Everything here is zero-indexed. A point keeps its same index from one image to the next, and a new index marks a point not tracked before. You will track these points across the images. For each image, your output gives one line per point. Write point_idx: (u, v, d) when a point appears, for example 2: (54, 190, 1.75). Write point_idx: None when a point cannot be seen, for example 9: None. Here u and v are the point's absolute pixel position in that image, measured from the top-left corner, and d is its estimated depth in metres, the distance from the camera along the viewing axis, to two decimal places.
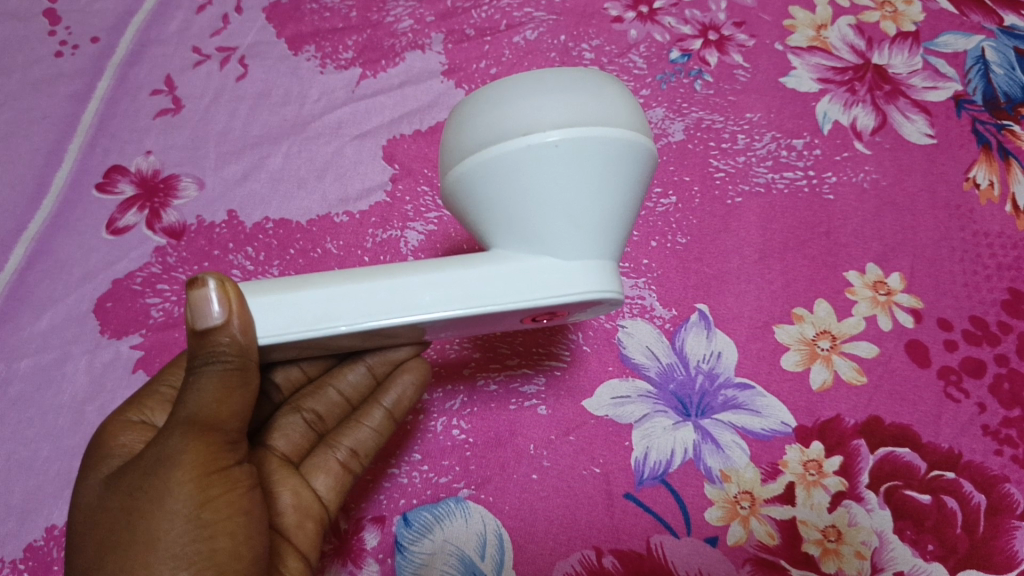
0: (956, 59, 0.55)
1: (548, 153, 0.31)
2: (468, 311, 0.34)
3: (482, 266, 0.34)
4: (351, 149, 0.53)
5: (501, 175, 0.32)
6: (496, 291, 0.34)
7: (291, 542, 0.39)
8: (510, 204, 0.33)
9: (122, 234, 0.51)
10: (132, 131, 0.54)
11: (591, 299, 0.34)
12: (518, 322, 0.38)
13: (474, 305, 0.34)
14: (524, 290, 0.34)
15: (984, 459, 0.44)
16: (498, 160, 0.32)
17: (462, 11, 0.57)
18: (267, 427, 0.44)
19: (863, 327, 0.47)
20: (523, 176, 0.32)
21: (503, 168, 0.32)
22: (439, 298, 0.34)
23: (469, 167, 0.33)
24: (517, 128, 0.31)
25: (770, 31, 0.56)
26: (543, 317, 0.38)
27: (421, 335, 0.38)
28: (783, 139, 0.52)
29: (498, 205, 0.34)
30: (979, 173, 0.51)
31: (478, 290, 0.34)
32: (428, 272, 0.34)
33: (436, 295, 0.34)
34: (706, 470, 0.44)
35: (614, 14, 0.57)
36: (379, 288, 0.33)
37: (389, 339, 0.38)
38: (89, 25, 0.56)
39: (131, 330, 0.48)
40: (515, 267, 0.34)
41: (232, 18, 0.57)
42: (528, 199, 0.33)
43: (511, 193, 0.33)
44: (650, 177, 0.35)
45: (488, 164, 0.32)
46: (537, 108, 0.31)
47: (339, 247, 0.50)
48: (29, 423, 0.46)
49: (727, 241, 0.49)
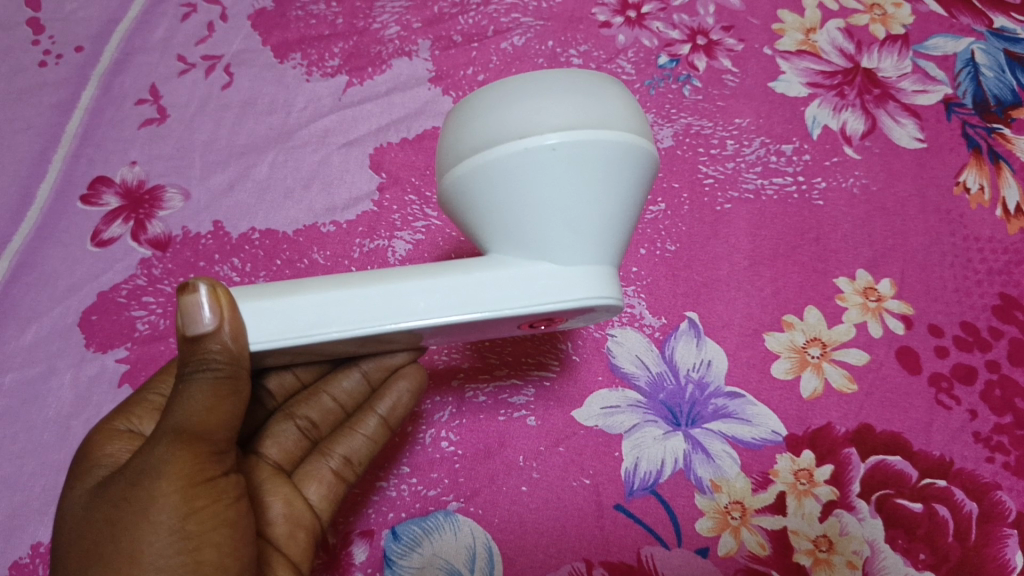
0: (946, 62, 0.55)
1: (543, 157, 0.31)
2: (462, 318, 0.33)
3: (477, 272, 0.34)
4: (338, 157, 0.53)
5: (496, 180, 0.32)
6: (491, 297, 0.33)
7: (282, 552, 0.39)
8: (506, 208, 0.33)
9: (106, 247, 0.50)
10: (116, 141, 0.54)
11: (589, 305, 0.34)
12: (515, 328, 0.38)
13: (469, 311, 0.33)
14: (520, 296, 0.33)
15: (976, 467, 0.43)
16: (493, 164, 0.31)
17: (449, 16, 0.56)
18: (259, 434, 0.44)
19: (854, 334, 0.47)
20: (518, 181, 0.31)
21: (498, 173, 0.31)
22: (434, 304, 0.33)
23: (464, 172, 0.32)
24: (513, 132, 0.31)
25: (759, 35, 0.56)
26: (540, 324, 0.37)
27: (416, 342, 0.38)
28: (772, 144, 0.52)
29: (493, 210, 0.33)
30: (969, 177, 0.51)
31: (472, 297, 0.33)
32: (422, 278, 0.34)
33: (432, 300, 0.33)
34: (695, 480, 0.44)
35: (602, 19, 0.56)
36: (374, 294, 0.33)
37: (383, 346, 0.38)
38: (73, 34, 0.56)
39: (117, 343, 0.48)
40: (512, 272, 0.34)
41: (217, 26, 0.57)
42: (525, 203, 0.32)
43: (507, 197, 0.32)
44: (651, 182, 0.34)
45: (483, 169, 0.32)
46: (534, 110, 0.31)
47: (326, 257, 0.50)
48: (13, 438, 0.46)
49: (717, 247, 0.49)
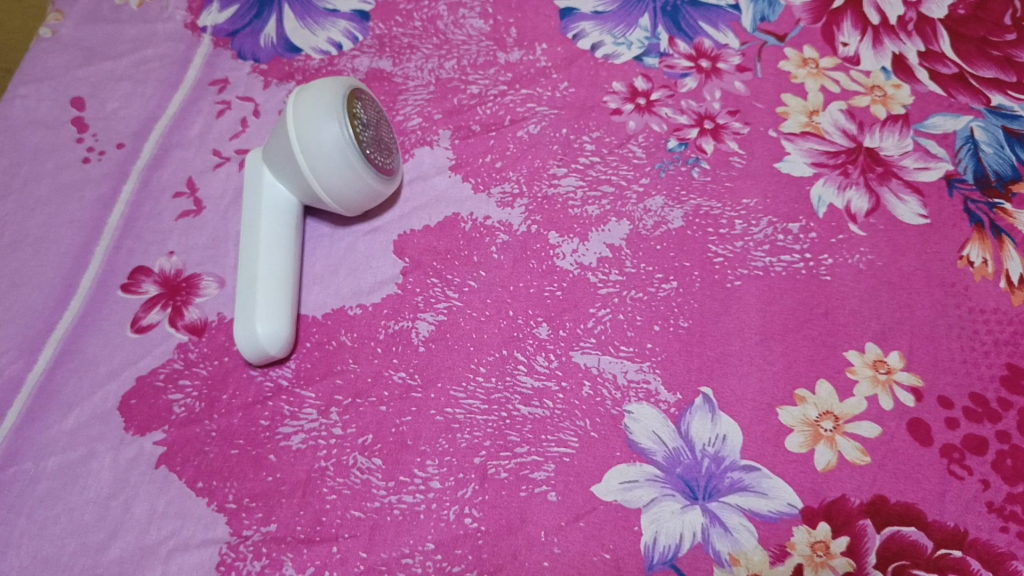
0: (946, 140, 0.57)
1: (337, 126, 0.50)
2: (340, 156, 0.50)
3: (346, 162, 0.51)
4: (364, 243, 0.55)
5: (326, 197, 0.53)
6: (308, 139, 0.50)
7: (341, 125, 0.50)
8: (321, 175, 0.51)
9: (145, 333, 0.53)
10: (156, 232, 0.57)
11: (355, 179, 0.51)
12: (342, 156, 0.50)
13: (343, 150, 0.50)
14: (329, 130, 0.50)
15: (990, 536, 0.44)
16: (314, 193, 0.53)
17: (468, 108, 0.60)
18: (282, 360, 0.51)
19: (865, 407, 0.48)
20: (332, 208, 0.54)
21: (313, 200, 0.54)
22: (313, 164, 0.51)
23: (262, 206, 0.53)
24: (295, 178, 0.52)
25: (763, 118, 0.58)
26: (365, 152, 0.51)
27: (345, 169, 0.51)
28: (779, 223, 0.54)
29: (318, 161, 0.51)
30: (972, 251, 0.52)
31: (334, 158, 0.50)
32: (330, 175, 0.51)
33: (282, 254, 0.52)
34: (714, 554, 0.45)
35: (613, 107, 0.59)
36: (263, 255, 0.52)
37: (334, 172, 0.51)
38: (115, 133, 0.60)
39: (154, 426, 0.50)
40: (354, 187, 0.52)
41: (250, 121, 0.61)
42: (334, 205, 0.54)
43: (321, 197, 0.53)
44: None
45: (293, 148, 0.51)
46: (272, 166, 0.53)
47: (353, 338, 0.52)
48: (55, 520, 0.47)
49: (728, 323, 0.51)
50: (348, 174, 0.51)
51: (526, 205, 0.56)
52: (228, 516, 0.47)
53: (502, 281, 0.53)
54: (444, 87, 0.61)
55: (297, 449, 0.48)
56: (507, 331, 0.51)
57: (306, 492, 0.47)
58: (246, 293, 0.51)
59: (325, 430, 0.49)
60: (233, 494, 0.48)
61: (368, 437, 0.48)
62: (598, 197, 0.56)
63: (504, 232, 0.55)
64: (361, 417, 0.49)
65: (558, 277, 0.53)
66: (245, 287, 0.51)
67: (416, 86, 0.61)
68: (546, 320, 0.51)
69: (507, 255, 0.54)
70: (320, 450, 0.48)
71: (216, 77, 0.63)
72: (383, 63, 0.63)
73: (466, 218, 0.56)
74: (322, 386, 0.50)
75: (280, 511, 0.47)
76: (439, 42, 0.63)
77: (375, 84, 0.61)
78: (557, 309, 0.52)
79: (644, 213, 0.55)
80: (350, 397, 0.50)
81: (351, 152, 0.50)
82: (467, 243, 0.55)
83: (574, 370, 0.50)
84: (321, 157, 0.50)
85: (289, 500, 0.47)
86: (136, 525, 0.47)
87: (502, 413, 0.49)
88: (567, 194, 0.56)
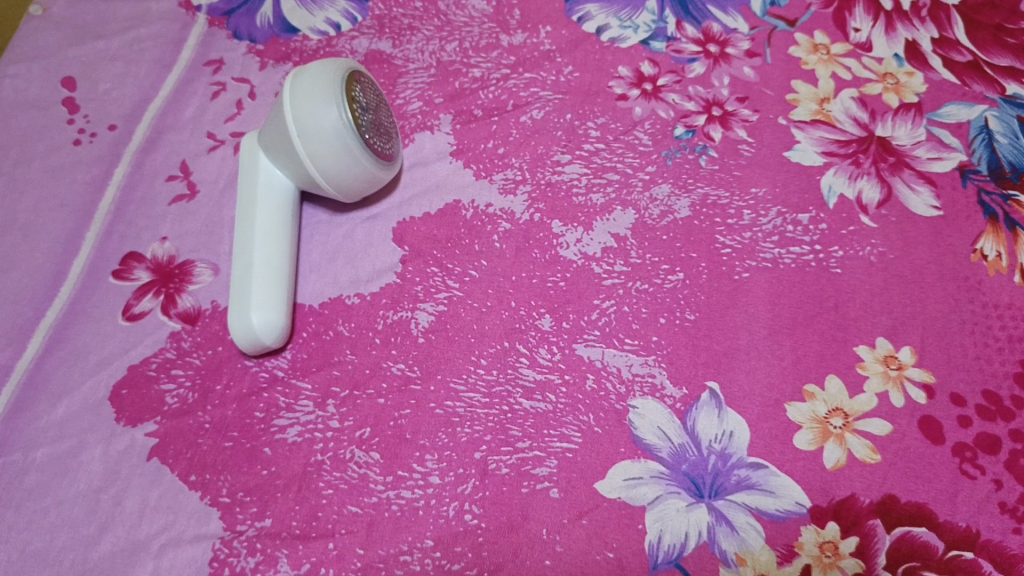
0: (960, 129, 0.56)
1: (336, 111, 0.48)
2: (339, 141, 0.49)
3: (346, 148, 0.49)
4: (362, 231, 0.54)
5: (324, 182, 0.51)
6: (306, 123, 0.49)
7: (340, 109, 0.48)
8: (318, 159, 0.50)
9: (137, 321, 0.51)
10: (148, 217, 0.55)
11: (355, 164, 0.50)
12: (343, 142, 0.49)
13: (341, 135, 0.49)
14: (328, 114, 0.48)
15: (1003, 538, 0.43)
16: (312, 178, 0.51)
17: (470, 92, 0.58)
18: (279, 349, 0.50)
19: (875, 404, 0.47)
20: (330, 194, 0.53)
21: (310, 185, 0.52)
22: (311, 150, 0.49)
23: (258, 191, 0.52)
24: (292, 163, 0.51)
25: (773, 105, 0.57)
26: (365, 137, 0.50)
27: (345, 154, 0.49)
28: (788, 214, 0.52)
29: (316, 147, 0.49)
30: (986, 244, 0.51)
31: (331, 143, 0.49)
32: (328, 160, 0.50)
33: (279, 241, 0.51)
34: (720, 554, 0.44)
35: (619, 92, 0.58)
36: (259, 242, 0.50)
37: (334, 158, 0.49)
38: (107, 114, 0.59)
39: (146, 417, 0.48)
40: (353, 174, 0.50)
41: (246, 103, 0.59)
42: (333, 191, 0.52)
43: (319, 183, 0.51)
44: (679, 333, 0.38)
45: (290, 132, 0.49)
46: (269, 150, 0.52)
47: (351, 329, 0.50)
48: (44, 513, 0.46)
49: (736, 316, 0.49)
50: (347, 160, 0.49)
51: (529, 193, 0.54)
52: (221, 510, 0.46)
53: (505, 270, 0.52)
54: (445, 70, 0.59)
55: (293, 442, 0.47)
56: (509, 322, 0.50)
57: (302, 486, 0.46)
58: (241, 280, 0.49)
59: (322, 422, 0.47)
60: (227, 487, 0.46)
61: (366, 430, 0.47)
62: (603, 185, 0.54)
63: (507, 220, 0.53)
64: (359, 409, 0.48)
65: (561, 268, 0.52)
66: (240, 274, 0.50)
67: (416, 69, 0.60)
68: (549, 312, 0.50)
69: (509, 244, 0.53)
70: (316, 443, 0.47)
71: (211, 57, 0.61)
72: (382, 45, 0.61)
73: (467, 205, 0.54)
74: (319, 377, 0.49)
75: (275, 506, 0.46)
76: (441, 24, 0.61)
77: (375, 66, 0.60)
78: (560, 300, 0.51)
79: (650, 202, 0.53)
80: (347, 389, 0.48)
81: (350, 138, 0.49)
82: (468, 232, 0.53)
83: (577, 364, 0.48)
84: (319, 142, 0.49)
85: (284, 495, 0.46)
86: (128, 519, 0.46)
87: (504, 408, 0.47)
88: (571, 182, 0.54)
